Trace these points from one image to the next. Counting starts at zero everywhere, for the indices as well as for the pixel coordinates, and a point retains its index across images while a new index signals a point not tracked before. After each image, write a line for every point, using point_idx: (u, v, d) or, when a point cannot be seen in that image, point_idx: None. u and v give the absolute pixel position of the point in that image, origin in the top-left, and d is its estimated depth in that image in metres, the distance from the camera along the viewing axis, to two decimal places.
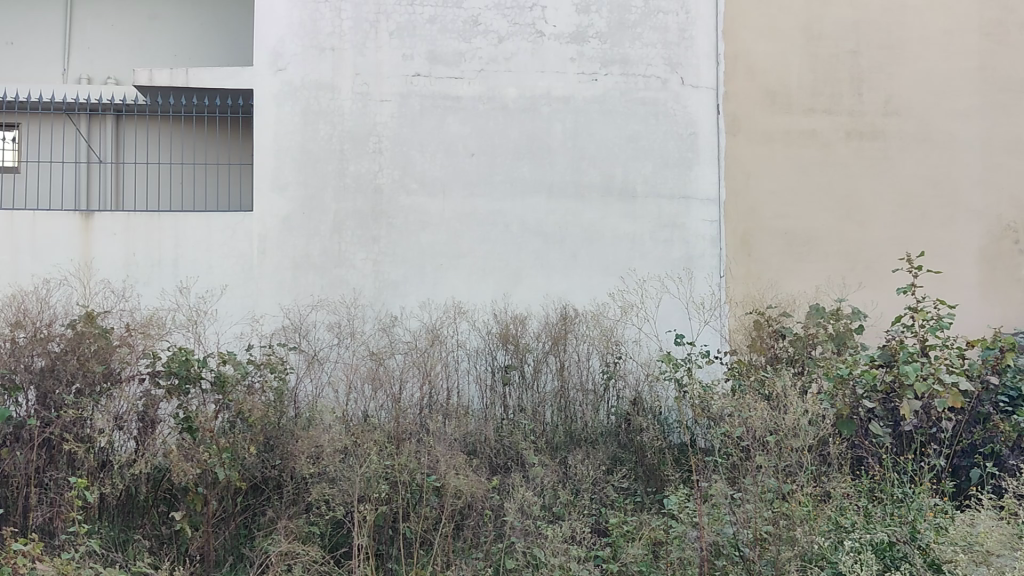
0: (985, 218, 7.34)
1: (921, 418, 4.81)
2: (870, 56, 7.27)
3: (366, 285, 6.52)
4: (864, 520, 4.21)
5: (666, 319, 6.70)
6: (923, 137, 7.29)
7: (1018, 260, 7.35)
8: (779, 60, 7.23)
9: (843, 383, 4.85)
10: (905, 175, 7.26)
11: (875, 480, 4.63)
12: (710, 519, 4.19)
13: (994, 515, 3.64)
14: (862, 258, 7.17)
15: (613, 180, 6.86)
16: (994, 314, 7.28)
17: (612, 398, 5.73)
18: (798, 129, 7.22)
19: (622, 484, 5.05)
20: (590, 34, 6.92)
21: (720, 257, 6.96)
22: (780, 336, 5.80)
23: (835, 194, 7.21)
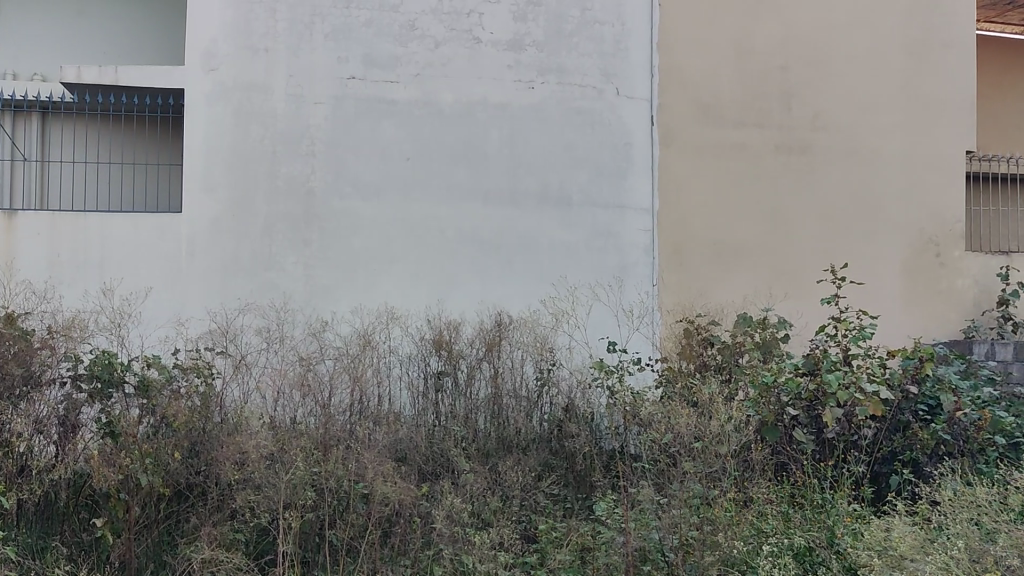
0: (909, 231, 7.53)
1: (843, 425, 4.92)
2: (800, 72, 7.44)
3: (297, 289, 6.44)
4: (784, 524, 4.26)
5: (598, 327, 6.75)
6: (849, 152, 7.48)
7: (939, 273, 7.57)
8: (712, 74, 7.34)
9: (768, 391, 4.94)
10: (832, 189, 7.43)
11: (797, 485, 4.72)
12: (637, 524, 4.21)
13: (909, 522, 3.67)
14: (790, 269, 7.31)
15: (548, 189, 6.89)
16: (914, 326, 7.49)
17: (546, 405, 5.72)
18: (729, 142, 7.34)
19: (552, 490, 5.05)
20: (527, 42, 6.96)
21: (653, 266, 7.03)
22: (710, 344, 5.92)
23: (764, 206, 7.34)
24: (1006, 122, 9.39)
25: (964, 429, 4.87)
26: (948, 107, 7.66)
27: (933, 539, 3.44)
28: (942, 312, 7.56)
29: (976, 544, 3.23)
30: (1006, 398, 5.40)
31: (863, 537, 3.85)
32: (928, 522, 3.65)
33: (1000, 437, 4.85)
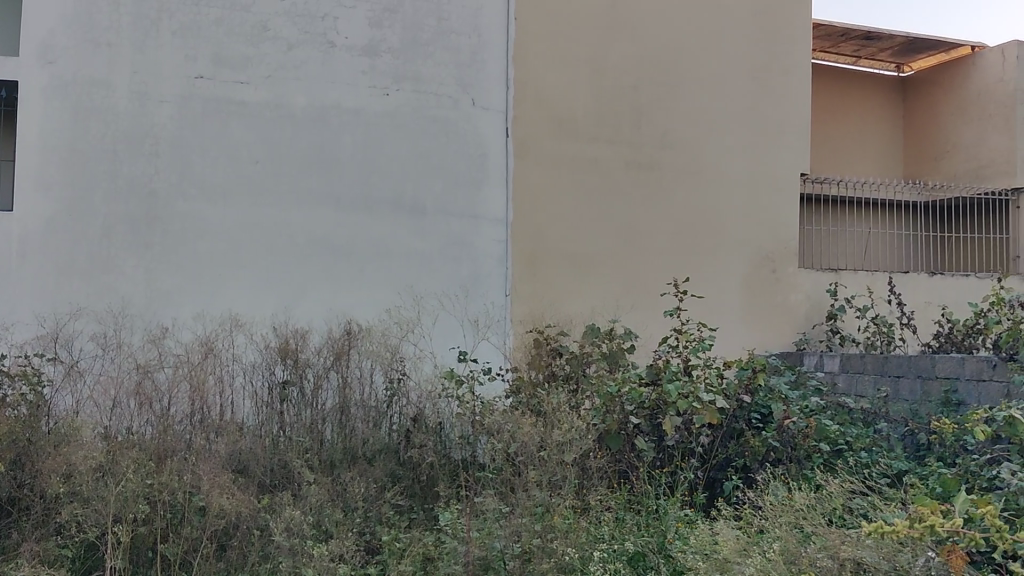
0: (749, 248, 7.89)
1: (682, 433, 5.08)
2: (650, 91, 7.68)
3: (136, 293, 6.17)
4: (619, 530, 4.34)
5: (443, 337, 6.71)
6: (694, 170, 7.76)
7: (775, 287, 7.94)
8: (566, 89, 7.47)
9: (613, 400, 5.09)
10: (679, 205, 7.69)
11: (635, 491, 4.82)
12: (478, 534, 4.20)
13: (733, 526, 3.84)
14: (637, 282, 7.51)
15: (402, 198, 6.79)
16: (751, 338, 7.84)
17: (394, 415, 5.66)
18: (582, 156, 7.47)
19: (397, 502, 5.00)
20: (382, 48, 6.84)
21: (506, 276, 7.07)
22: (559, 354, 6.04)
23: (615, 219, 7.51)
24: (839, 146, 9.96)
25: (791, 437, 5.02)
26: (785, 130, 8.07)
27: (756, 542, 3.60)
28: (778, 326, 7.93)
29: (793, 547, 3.38)
30: (831, 407, 5.63)
31: (691, 539, 3.98)
32: (751, 525, 3.84)
33: (822, 443, 4.97)
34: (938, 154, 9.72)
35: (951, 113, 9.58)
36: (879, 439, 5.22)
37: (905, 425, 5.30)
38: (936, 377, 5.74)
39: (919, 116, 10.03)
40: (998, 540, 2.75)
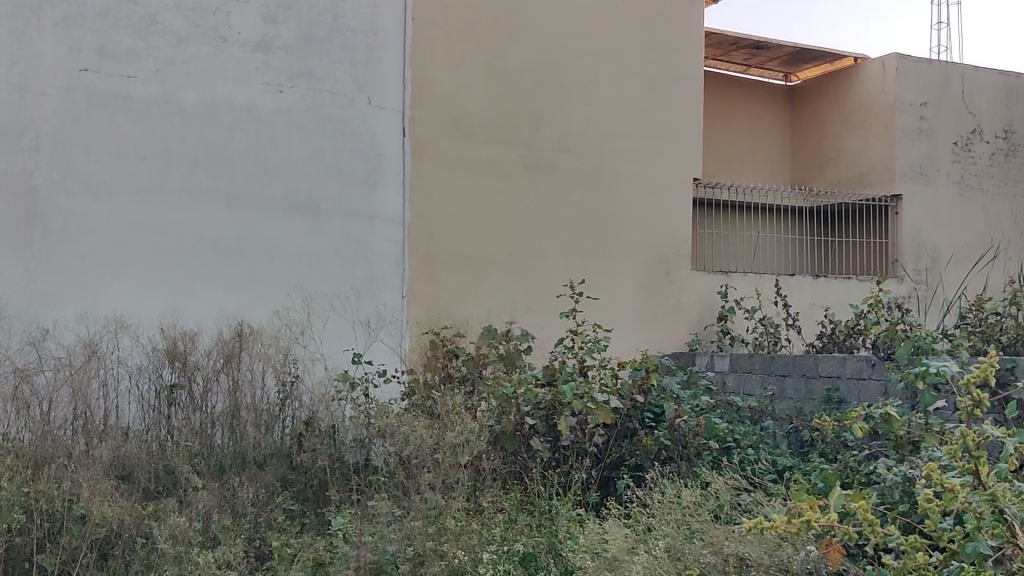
0: (643, 251, 8.02)
1: (577, 434, 5.11)
2: (546, 95, 7.73)
3: (14, 294, 5.65)
4: (510, 532, 4.21)
5: (330, 342, 6.33)
6: (591, 173, 7.85)
7: (669, 289, 8.10)
8: (463, 91, 7.46)
9: (509, 401, 5.11)
10: (575, 207, 7.76)
11: (529, 494, 4.74)
12: (371, 538, 4.15)
13: (622, 524, 3.88)
14: (534, 283, 7.54)
15: (294, 197, 6.43)
16: (645, 338, 7.98)
17: (287, 419, 5.49)
18: (479, 158, 7.47)
19: (289, 506, 4.90)
20: (277, 44, 6.44)
21: (403, 277, 6.73)
22: (455, 356, 6.08)
23: (512, 221, 7.53)
24: (728, 152, 10.23)
25: (683, 435, 5.13)
26: (678, 136, 8.25)
27: (643, 539, 3.64)
28: (671, 327, 8.09)
29: (678, 545, 3.45)
30: (721, 407, 5.81)
31: (580, 537, 3.98)
32: (639, 523, 3.89)
33: (712, 441, 5.06)
34: (822, 162, 10.07)
35: (835, 122, 9.95)
36: (766, 437, 5.37)
37: (790, 423, 5.46)
38: (819, 376, 5.94)
39: (805, 125, 10.36)
40: (869, 533, 2.86)
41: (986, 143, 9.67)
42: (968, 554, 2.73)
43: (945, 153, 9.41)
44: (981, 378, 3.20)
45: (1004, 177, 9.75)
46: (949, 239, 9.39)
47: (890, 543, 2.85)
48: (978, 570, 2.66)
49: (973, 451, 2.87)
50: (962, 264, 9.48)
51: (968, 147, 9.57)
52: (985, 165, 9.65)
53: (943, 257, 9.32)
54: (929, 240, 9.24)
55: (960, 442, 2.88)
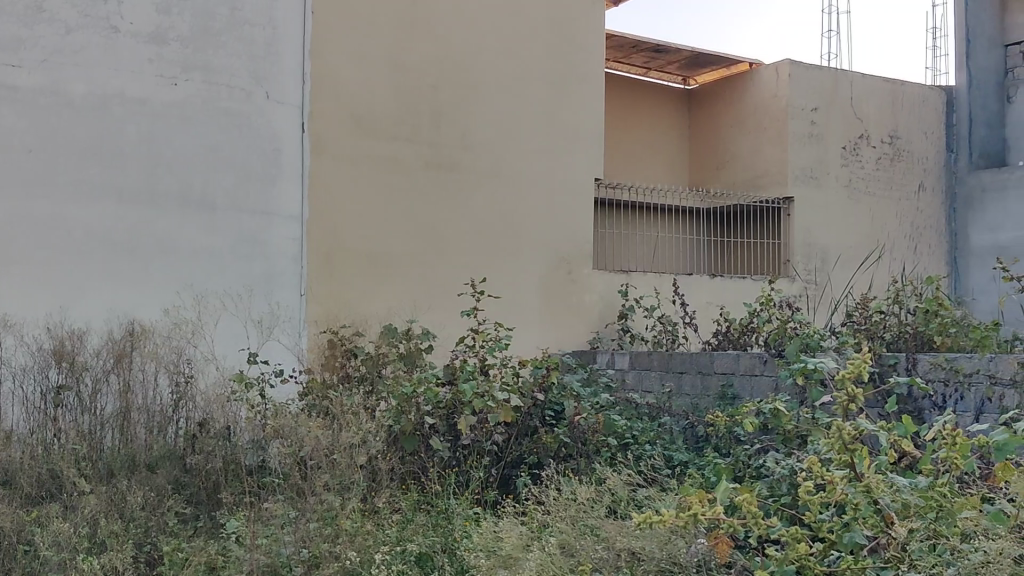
0: (545, 250, 8.08)
1: (478, 432, 5.09)
2: (449, 93, 7.70)
3: None
4: (403, 532, 4.19)
5: (223, 342, 6.23)
6: (493, 171, 7.87)
7: (571, 288, 8.17)
8: (366, 86, 7.35)
9: (408, 401, 5.06)
10: (477, 206, 7.76)
11: (427, 493, 4.72)
12: (265, 540, 4.09)
13: (517, 522, 3.89)
14: (435, 282, 7.52)
15: (190, 191, 6.25)
16: (546, 337, 8.02)
17: (180, 420, 5.34)
18: (381, 155, 7.37)
19: (181, 510, 4.77)
20: (171, 36, 6.24)
21: (301, 275, 6.66)
22: (353, 356, 6.02)
23: (413, 219, 7.47)
24: (629, 153, 10.35)
25: (582, 432, 5.16)
26: (580, 136, 8.33)
27: (538, 536, 3.67)
28: (572, 326, 8.17)
29: (571, 540, 3.50)
30: (620, 404, 5.92)
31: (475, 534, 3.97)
32: (534, 520, 3.90)
33: (611, 437, 5.12)
34: (719, 164, 10.30)
35: (731, 125, 10.19)
36: (663, 433, 5.45)
37: (687, 419, 5.56)
38: (714, 372, 6.08)
39: (703, 127, 10.58)
40: (753, 525, 2.94)
41: (873, 148, 10.06)
42: (846, 544, 2.85)
43: (834, 157, 9.74)
44: (856, 374, 3.32)
45: (888, 181, 10.16)
46: (838, 239, 9.72)
47: (771, 534, 2.95)
48: (856, 560, 2.80)
49: (848, 445, 2.99)
50: (850, 263, 9.83)
51: (856, 152, 9.94)
52: (872, 170, 10.05)
53: (832, 257, 9.65)
54: (819, 241, 9.55)
55: (837, 437, 3.00)
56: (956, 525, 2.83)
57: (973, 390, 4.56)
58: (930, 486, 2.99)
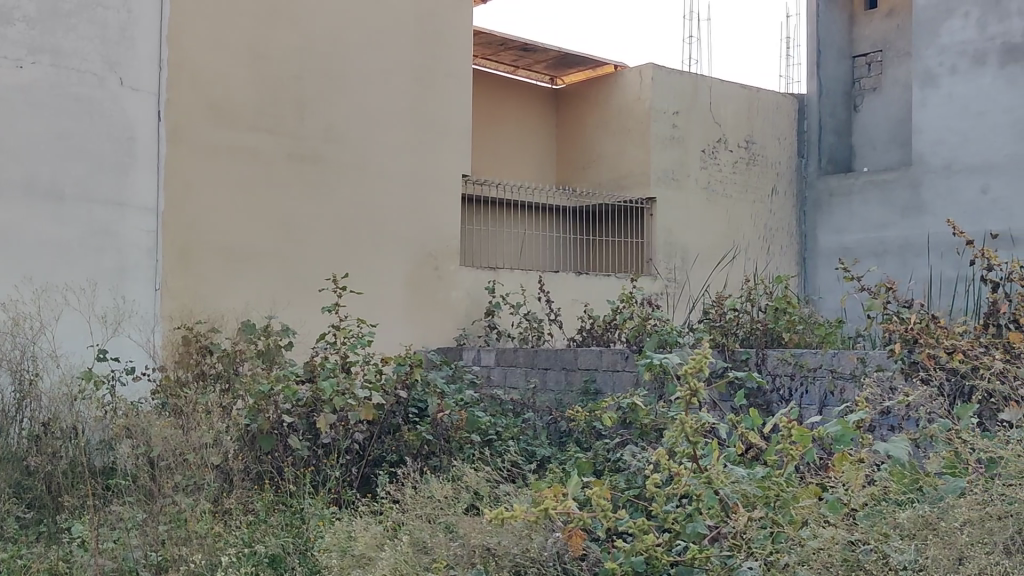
0: (411, 246, 8.03)
1: (337, 431, 4.99)
2: (313, 84, 7.55)
3: None
4: (260, 533, 4.10)
5: (66, 340, 5.92)
6: (357, 165, 7.76)
7: (437, 284, 8.15)
8: (225, 75, 7.13)
9: (266, 399, 4.90)
10: (341, 199, 7.65)
11: (282, 493, 4.61)
12: (109, 545, 4.04)
13: (374, 522, 3.84)
14: (297, 277, 7.39)
15: (35, 180, 5.90)
16: (409, 334, 7.97)
17: (24, 420, 5.07)
18: (240, 145, 7.17)
19: (21, 514, 4.59)
20: (16, 16, 5.83)
21: (155, 268, 6.58)
22: (209, 352, 5.81)
23: (273, 212, 7.31)
24: (496, 150, 10.39)
25: (445, 429, 5.09)
26: (447, 132, 8.31)
27: (395, 534, 3.65)
28: (437, 322, 8.14)
29: (424, 538, 3.50)
30: (485, 400, 5.88)
31: (327, 533, 3.91)
32: (389, 519, 3.87)
33: (474, 434, 5.09)
34: (585, 163, 10.45)
35: (597, 125, 10.36)
36: (526, 428, 5.48)
37: (550, 415, 5.61)
38: (578, 368, 6.17)
39: (571, 126, 10.71)
40: (602, 518, 2.99)
41: (729, 152, 10.42)
42: (689, 534, 2.97)
43: (694, 160, 10.04)
44: (698, 368, 3.29)
45: (744, 184, 10.56)
46: (697, 239, 10.02)
47: (620, 526, 3.00)
48: (702, 549, 2.90)
49: (691, 438, 3.07)
50: (708, 262, 10.14)
51: (714, 155, 10.27)
52: (729, 173, 10.42)
53: (692, 255, 9.95)
54: (679, 240, 9.83)
55: (681, 429, 3.07)
56: (793, 514, 2.91)
57: (816, 384, 4.79)
58: (765, 476, 3.12)
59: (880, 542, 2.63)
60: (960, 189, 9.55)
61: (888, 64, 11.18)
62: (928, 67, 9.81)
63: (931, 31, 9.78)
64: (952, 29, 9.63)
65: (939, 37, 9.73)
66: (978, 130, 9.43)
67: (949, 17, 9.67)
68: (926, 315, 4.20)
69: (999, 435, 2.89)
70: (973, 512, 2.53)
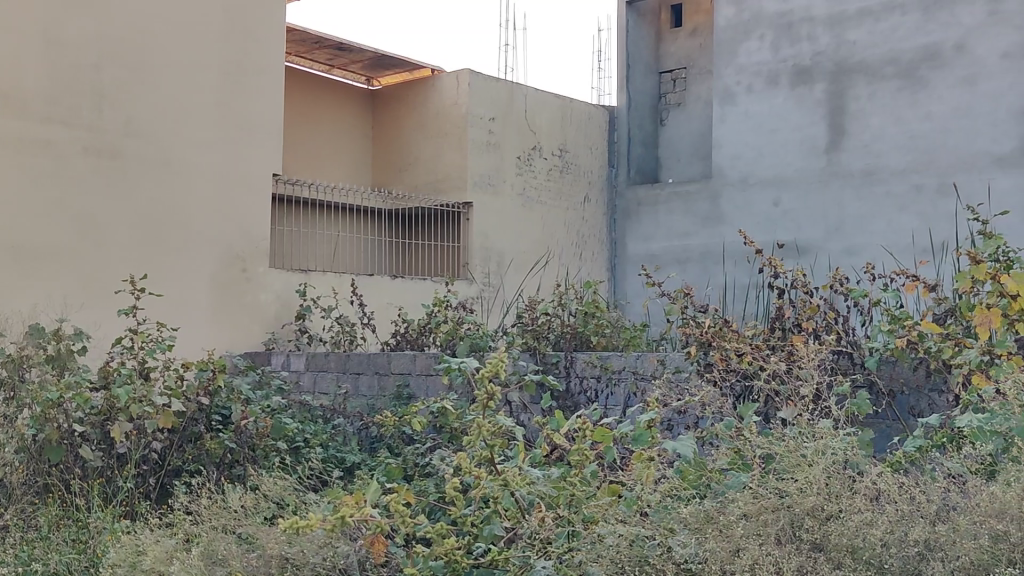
0: (217, 246, 7.76)
1: (131, 441, 4.73)
2: (113, 75, 7.19)
3: None
4: (44, 549, 3.94)
5: None
6: (160, 162, 7.43)
7: (245, 286, 7.91)
8: (14, 62, 6.67)
9: (54, 408, 4.58)
10: (143, 196, 7.30)
11: (69, 507, 4.38)
12: None
13: (168, 534, 3.69)
14: (94, 277, 7.00)
15: None
16: (215, 338, 7.69)
17: None
18: (32, 138, 6.74)
19: None
20: None
21: None
22: None
23: (68, 208, 6.90)
24: (310, 152, 10.20)
25: (249, 437, 4.88)
26: (257, 130, 8.08)
27: (188, 547, 3.52)
28: (245, 325, 7.90)
29: (217, 547, 3.40)
30: (293, 406, 5.74)
31: (115, 544, 3.73)
32: (182, 530, 3.73)
33: (280, 442, 4.92)
34: (400, 167, 10.44)
35: (413, 128, 10.37)
36: (336, 435, 5.38)
37: (361, 420, 5.52)
38: (391, 373, 6.13)
39: (386, 129, 10.66)
40: (401, 524, 2.98)
41: (544, 159, 10.66)
42: (486, 537, 3.05)
43: (510, 166, 10.21)
44: (493, 373, 3.28)
45: (557, 191, 10.82)
46: (512, 245, 10.18)
47: (418, 532, 3.00)
48: (501, 552, 2.97)
49: (489, 440, 3.12)
50: (522, 267, 10.32)
51: (529, 162, 10.48)
52: (543, 180, 10.66)
53: (507, 259, 10.10)
54: (494, 245, 9.95)
55: (478, 432, 3.13)
56: (590, 513, 3.00)
57: (621, 386, 4.97)
58: (561, 476, 3.18)
59: (666, 537, 2.77)
60: (754, 202, 10.15)
61: (692, 81, 11.73)
62: (727, 85, 10.37)
63: (730, 50, 10.34)
64: (749, 50, 10.22)
65: (737, 57, 10.30)
66: (771, 146, 10.04)
67: (746, 38, 10.24)
68: (720, 318, 4.44)
69: (777, 431, 3.07)
70: (750, 506, 2.68)
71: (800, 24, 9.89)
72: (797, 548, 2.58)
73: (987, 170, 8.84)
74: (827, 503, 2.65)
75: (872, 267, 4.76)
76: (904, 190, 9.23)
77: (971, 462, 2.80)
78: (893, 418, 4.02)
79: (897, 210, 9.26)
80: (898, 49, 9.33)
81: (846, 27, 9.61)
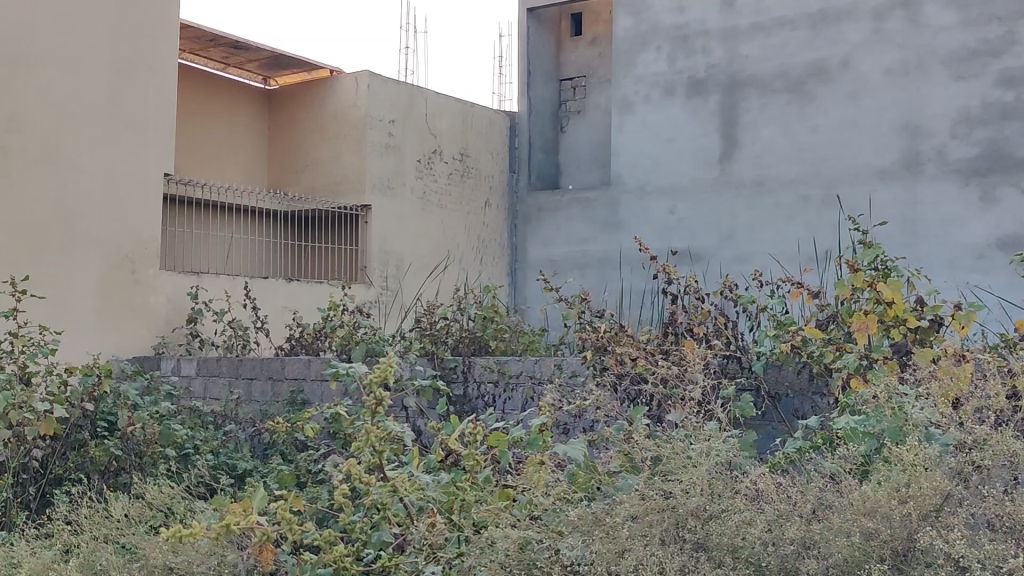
0: (105, 247, 7.51)
1: (10, 449, 4.57)
2: None
3: None
4: None
5: None
6: (44, 159, 7.16)
7: (134, 288, 7.68)
8: None
9: None
10: (25, 194, 7.03)
11: None
12: None
13: (45, 545, 3.58)
14: None
15: None
16: (101, 342, 7.45)
17: None
18: None
19: None
20: None
21: None
22: None
23: None
24: (204, 151, 9.98)
25: (136, 445, 4.75)
26: (148, 128, 7.86)
27: (67, 557, 3.42)
28: (133, 328, 7.67)
29: (98, 557, 3.32)
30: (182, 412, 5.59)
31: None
32: (61, 540, 3.63)
33: (168, 448, 4.78)
34: (298, 168, 10.30)
35: (312, 129, 10.24)
36: (227, 441, 5.28)
37: (253, 426, 5.42)
38: (285, 378, 6.03)
39: (283, 129, 10.49)
40: (289, 532, 2.95)
41: (444, 163, 10.66)
42: (374, 543, 3.03)
43: (409, 170, 10.17)
44: (383, 377, 3.26)
45: (457, 196, 10.84)
46: (411, 249, 10.14)
47: (306, 539, 2.99)
48: (392, 557, 3.00)
49: (378, 447, 3.12)
50: (421, 272, 10.29)
51: (430, 166, 10.47)
52: (443, 184, 10.66)
53: (406, 263, 10.05)
54: (393, 249, 9.90)
55: (367, 438, 3.12)
56: (480, 516, 3.05)
57: (517, 390, 5.00)
58: (452, 480, 3.19)
59: (554, 540, 2.80)
60: (651, 209, 10.34)
61: (591, 89, 11.87)
62: (626, 95, 10.54)
63: (628, 61, 10.53)
64: (646, 61, 10.41)
65: (635, 68, 10.49)
66: (667, 155, 10.25)
67: (644, 49, 10.44)
68: (614, 324, 4.54)
69: (664, 434, 3.15)
70: (637, 507, 2.73)
71: (696, 37, 10.13)
72: (680, 548, 2.64)
73: (869, 182, 9.20)
74: (709, 503, 2.71)
75: (760, 274, 4.90)
76: (791, 200, 9.55)
77: (845, 462, 2.91)
78: (778, 419, 4.14)
79: (786, 219, 9.57)
80: (788, 64, 9.64)
81: (739, 41, 9.89)
